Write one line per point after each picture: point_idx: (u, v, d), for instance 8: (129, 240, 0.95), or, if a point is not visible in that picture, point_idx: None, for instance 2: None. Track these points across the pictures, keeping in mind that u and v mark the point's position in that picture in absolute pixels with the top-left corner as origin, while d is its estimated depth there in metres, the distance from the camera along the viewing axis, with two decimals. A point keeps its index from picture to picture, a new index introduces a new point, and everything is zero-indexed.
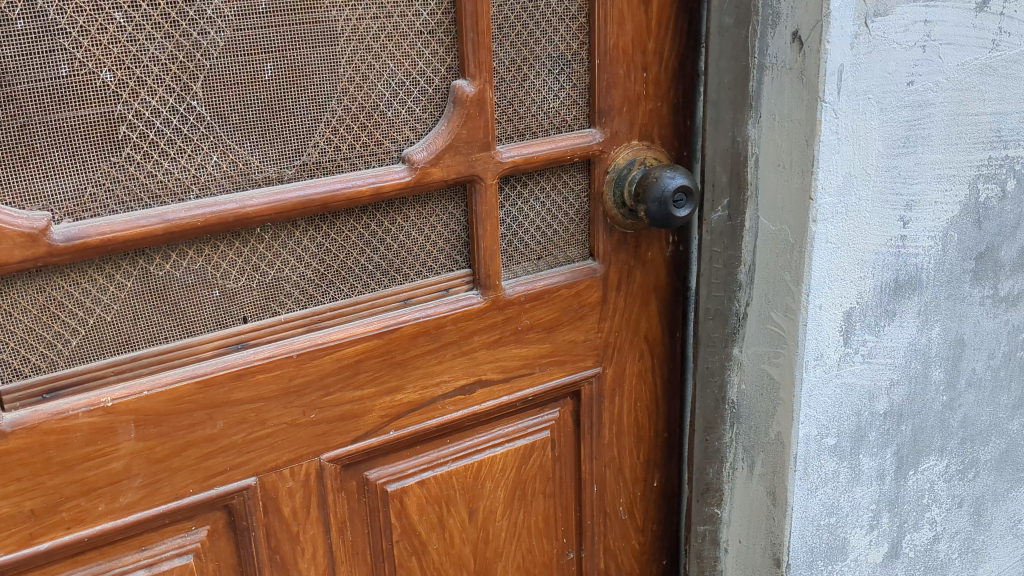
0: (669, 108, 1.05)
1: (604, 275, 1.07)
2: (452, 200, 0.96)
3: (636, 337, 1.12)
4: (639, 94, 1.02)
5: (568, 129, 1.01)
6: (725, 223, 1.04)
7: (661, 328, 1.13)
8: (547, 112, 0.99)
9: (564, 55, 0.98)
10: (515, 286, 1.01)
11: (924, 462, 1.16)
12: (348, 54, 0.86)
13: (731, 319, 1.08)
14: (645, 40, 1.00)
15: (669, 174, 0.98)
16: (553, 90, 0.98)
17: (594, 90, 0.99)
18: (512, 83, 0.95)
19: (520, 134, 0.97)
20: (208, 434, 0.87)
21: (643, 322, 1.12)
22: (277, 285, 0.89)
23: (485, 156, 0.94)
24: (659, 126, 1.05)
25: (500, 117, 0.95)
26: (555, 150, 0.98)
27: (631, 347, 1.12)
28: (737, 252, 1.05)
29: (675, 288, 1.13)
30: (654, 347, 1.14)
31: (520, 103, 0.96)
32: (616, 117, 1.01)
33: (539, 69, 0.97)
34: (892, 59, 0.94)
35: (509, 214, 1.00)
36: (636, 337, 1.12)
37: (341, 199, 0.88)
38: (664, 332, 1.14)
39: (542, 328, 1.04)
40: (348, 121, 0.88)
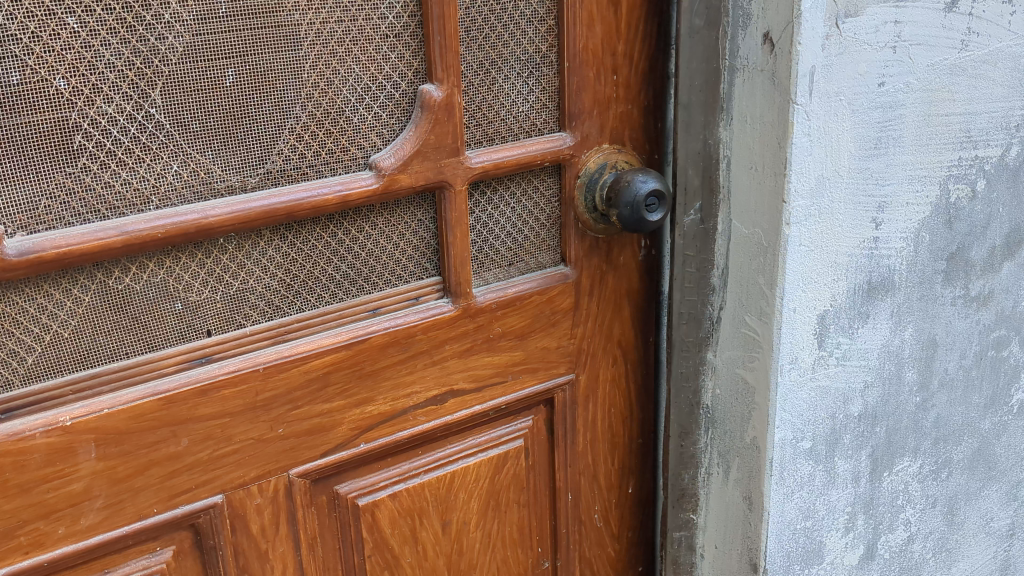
0: (640, 111, 1.03)
1: (576, 281, 1.05)
2: (419, 207, 0.94)
3: (609, 342, 1.10)
4: (610, 96, 1.00)
5: (538, 133, 0.99)
6: (697, 227, 1.04)
7: (634, 333, 1.12)
8: (516, 117, 0.97)
9: (533, 58, 0.96)
10: (486, 293, 0.99)
11: (898, 463, 1.16)
12: (312, 59, 0.84)
13: (704, 323, 1.07)
14: (615, 42, 0.98)
15: (641, 178, 0.96)
16: (522, 94, 0.97)
17: (564, 93, 0.98)
18: (480, 87, 0.93)
19: (489, 139, 0.96)
20: (172, 451, 0.85)
21: (616, 328, 1.10)
22: (242, 297, 0.87)
23: (453, 162, 0.92)
24: (630, 128, 1.03)
25: (469, 121, 0.93)
26: (525, 155, 0.97)
27: (604, 353, 1.10)
28: (709, 256, 1.04)
29: (647, 293, 1.11)
30: (627, 352, 1.12)
31: (488, 107, 0.95)
32: (586, 121, 1.00)
33: (508, 72, 0.95)
34: (863, 59, 0.93)
35: (479, 221, 0.98)
36: (609, 343, 1.10)
37: (307, 208, 0.85)
38: (637, 337, 1.13)
39: (514, 335, 1.02)
40: (313, 127, 0.86)
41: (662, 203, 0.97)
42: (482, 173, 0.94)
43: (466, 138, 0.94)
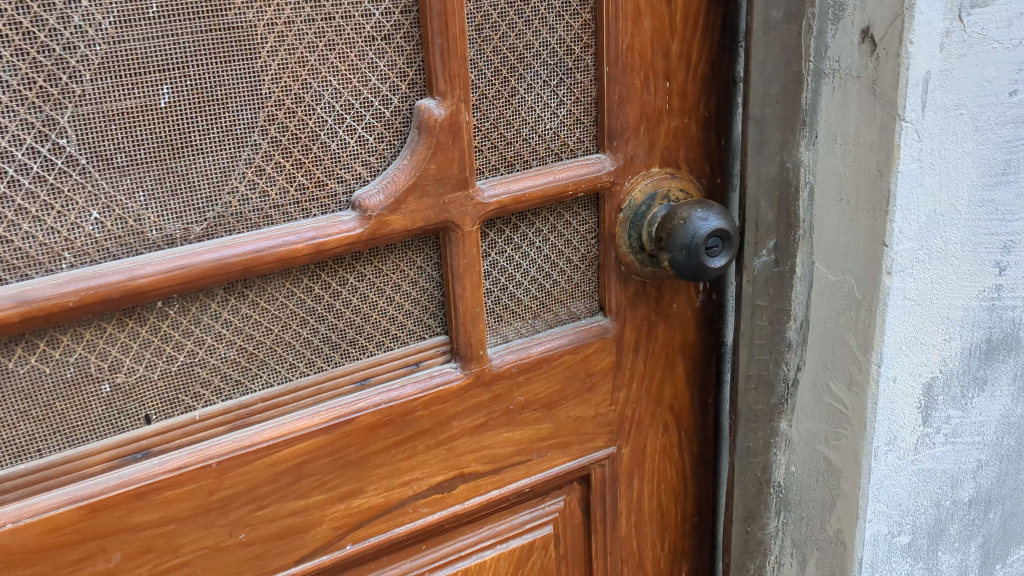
0: (699, 125, 0.82)
1: (617, 335, 0.85)
2: (418, 252, 0.75)
3: (659, 407, 0.90)
4: (661, 108, 0.80)
5: (571, 155, 0.79)
6: (770, 270, 0.82)
7: (689, 394, 0.92)
8: (542, 135, 0.77)
9: (564, 62, 0.76)
10: (504, 355, 0.80)
11: (1014, 552, 0.94)
12: (276, 70, 0.65)
13: (777, 387, 0.87)
14: (668, 40, 0.78)
15: (700, 214, 0.75)
16: (550, 106, 0.77)
17: (603, 105, 0.77)
18: (495, 99, 0.74)
19: (508, 164, 0.76)
20: (102, 570, 0.67)
21: (667, 389, 0.90)
22: (190, 372, 0.69)
23: (460, 197, 0.73)
24: (686, 147, 0.82)
25: (480, 144, 0.74)
26: (552, 185, 0.77)
27: (652, 420, 0.90)
28: (785, 305, 0.83)
29: (706, 346, 0.91)
30: (681, 417, 0.92)
31: (506, 125, 0.75)
32: (631, 138, 0.79)
33: (531, 80, 0.75)
34: (991, 62, 0.72)
35: (495, 266, 0.78)
36: (658, 408, 0.90)
37: (269, 260, 0.67)
38: (694, 399, 0.92)
39: (539, 405, 0.83)
40: (277, 158, 0.67)
41: (727, 246, 0.76)
42: (497, 209, 0.75)
43: (477, 164, 0.74)
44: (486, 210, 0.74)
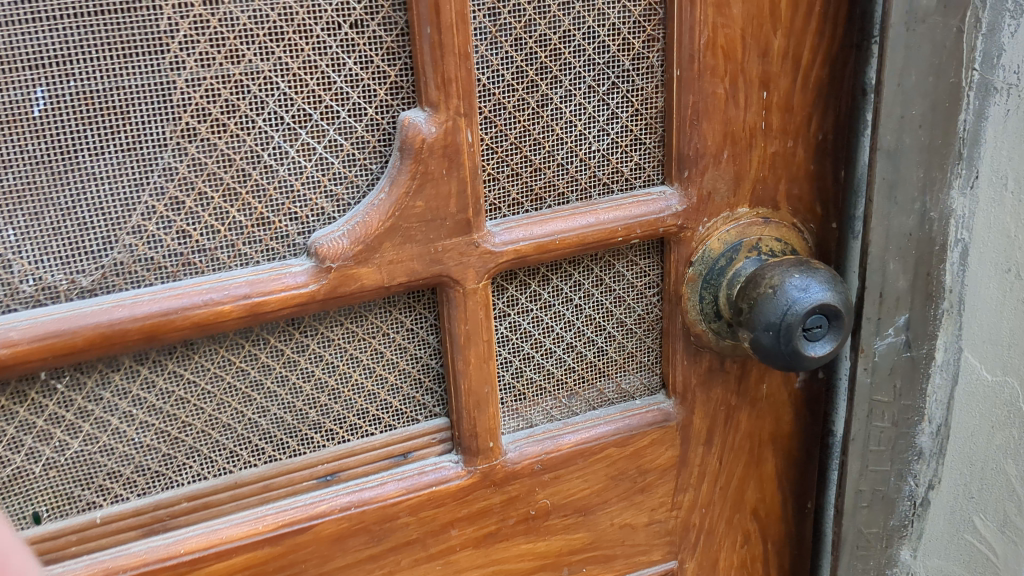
0: (808, 150, 0.60)
1: (683, 423, 0.64)
2: (406, 311, 0.56)
3: (738, 512, 0.69)
4: (753, 127, 0.58)
5: (626, 187, 0.58)
6: (899, 356, 0.59)
7: (782, 497, 0.70)
8: (585, 159, 0.56)
9: (618, 60, 0.55)
10: (525, 446, 0.61)
11: None
12: (197, 67, 0.47)
13: (899, 506, 0.64)
14: (768, 33, 0.56)
15: (797, 282, 0.53)
16: (597, 120, 0.56)
17: (671, 120, 0.57)
18: (516, 111, 0.54)
19: (533, 198, 0.56)
20: None
21: (750, 492, 0.69)
22: (91, 462, 0.51)
23: (459, 243, 0.54)
24: (788, 180, 0.61)
25: (493, 170, 0.54)
26: (595, 230, 0.56)
27: (728, 528, 0.69)
28: (916, 401, 0.61)
29: (806, 437, 0.69)
30: (768, 526, 0.71)
31: (532, 145, 0.55)
32: (710, 168, 0.58)
33: (571, 84, 0.54)
34: None
35: (514, 331, 0.59)
36: (737, 514, 0.69)
37: (183, 324, 0.49)
38: (787, 504, 0.71)
39: (572, 510, 0.63)
40: (201, 185, 0.49)
41: (834, 329, 0.54)
42: (514, 260, 0.55)
43: (488, 198, 0.55)
44: (498, 260, 0.55)
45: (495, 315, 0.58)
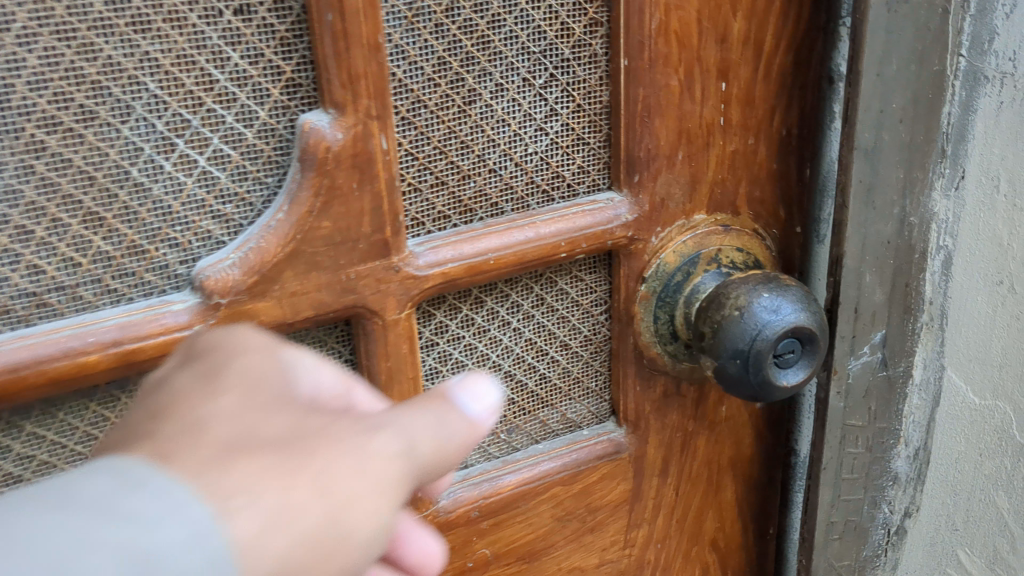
0: (770, 147, 0.53)
1: (637, 454, 0.57)
2: (315, 347, 0.48)
3: (696, 545, 0.63)
4: (711, 122, 0.51)
5: (568, 194, 0.51)
6: (875, 375, 0.53)
7: (743, 525, 0.64)
8: (521, 163, 0.49)
9: (557, 47, 0.47)
10: (459, 492, 0.52)
11: None
12: (40, 62, 0.37)
13: (873, 536, 0.58)
14: (727, 15, 0.49)
15: (766, 301, 0.46)
16: (533, 118, 0.48)
17: (618, 117, 0.49)
18: (439, 109, 0.46)
19: (462, 210, 0.48)
20: None
21: (709, 521, 0.62)
22: None
23: (374, 268, 0.46)
24: (749, 181, 0.54)
25: (414, 179, 0.46)
26: (534, 244, 0.49)
27: (685, 561, 0.63)
28: (891, 423, 0.55)
29: (767, 460, 0.63)
30: (729, 556, 0.64)
31: (459, 148, 0.47)
32: (664, 171, 0.51)
33: (502, 76, 0.47)
34: None
35: (445, 362, 0.51)
36: (695, 546, 0.63)
37: (37, 381, 0.40)
38: (748, 533, 0.64)
39: (515, 557, 0.56)
40: (54, 210, 0.39)
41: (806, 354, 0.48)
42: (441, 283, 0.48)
43: (408, 212, 0.47)
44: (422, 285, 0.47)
45: (421, 346, 0.50)
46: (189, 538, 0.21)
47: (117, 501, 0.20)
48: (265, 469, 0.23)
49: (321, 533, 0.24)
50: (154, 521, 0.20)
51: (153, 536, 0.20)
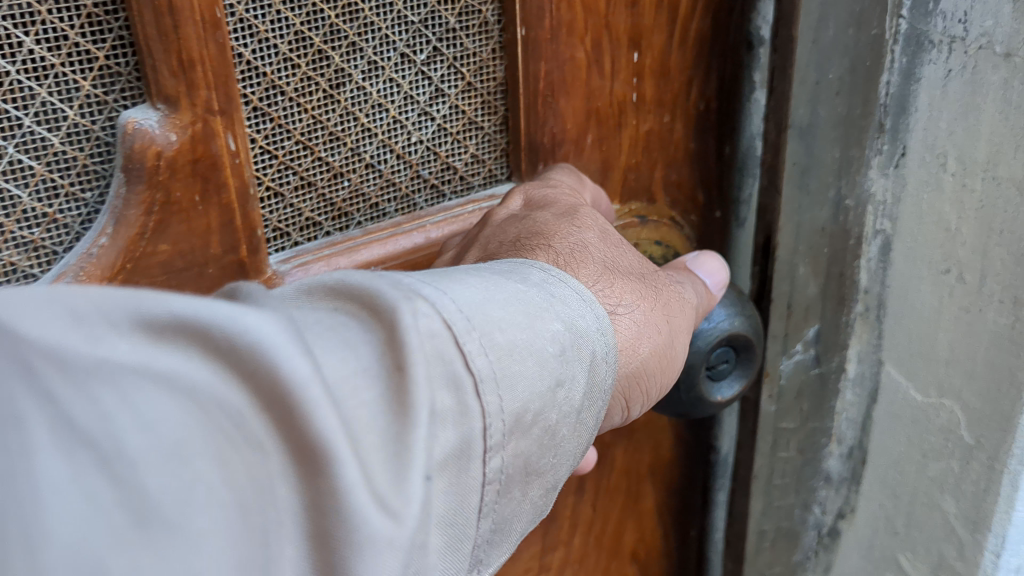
0: (687, 125, 0.48)
1: None
2: None
3: (614, 559, 0.57)
4: (622, 98, 0.45)
5: (461, 188, 0.44)
6: (808, 374, 0.48)
7: (661, 533, 0.59)
8: (403, 155, 0.41)
9: (441, 15, 0.39)
10: None
11: None
12: None
13: (804, 540, 0.54)
14: None
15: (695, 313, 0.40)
16: (415, 100, 0.40)
17: (516, 97, 0.42)
18: (300, 96, 0.37)
19: (335, 215, 0.40)
20: None
21: (628, 533, 0.57)
22: None
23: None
24: (664, 163, 0.48)
25: (273, 182, 0.38)
26: (425, 250, 0.42)
27: None
28: (824, 422, 0.50)
29: (688, 461, 0.58)
30: (648, 566, 0.60)
31: (327, 141, 0.38)
32: (571, 156, 0.45)
33: (376, 52, 0.38)
34: None
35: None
36: (613, 561, 0.57)
37: None
38: (668, 539, 0.59)
39: None
40: None
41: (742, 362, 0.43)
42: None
43: (269, 221, 0.38)
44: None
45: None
46: (533, 327, 0.26)
47: (524, 323, 0.26)
48: (489, 289, 0.26)
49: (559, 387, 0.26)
50: (473, 307, 0.25)
51: (487, 338, 0.24)
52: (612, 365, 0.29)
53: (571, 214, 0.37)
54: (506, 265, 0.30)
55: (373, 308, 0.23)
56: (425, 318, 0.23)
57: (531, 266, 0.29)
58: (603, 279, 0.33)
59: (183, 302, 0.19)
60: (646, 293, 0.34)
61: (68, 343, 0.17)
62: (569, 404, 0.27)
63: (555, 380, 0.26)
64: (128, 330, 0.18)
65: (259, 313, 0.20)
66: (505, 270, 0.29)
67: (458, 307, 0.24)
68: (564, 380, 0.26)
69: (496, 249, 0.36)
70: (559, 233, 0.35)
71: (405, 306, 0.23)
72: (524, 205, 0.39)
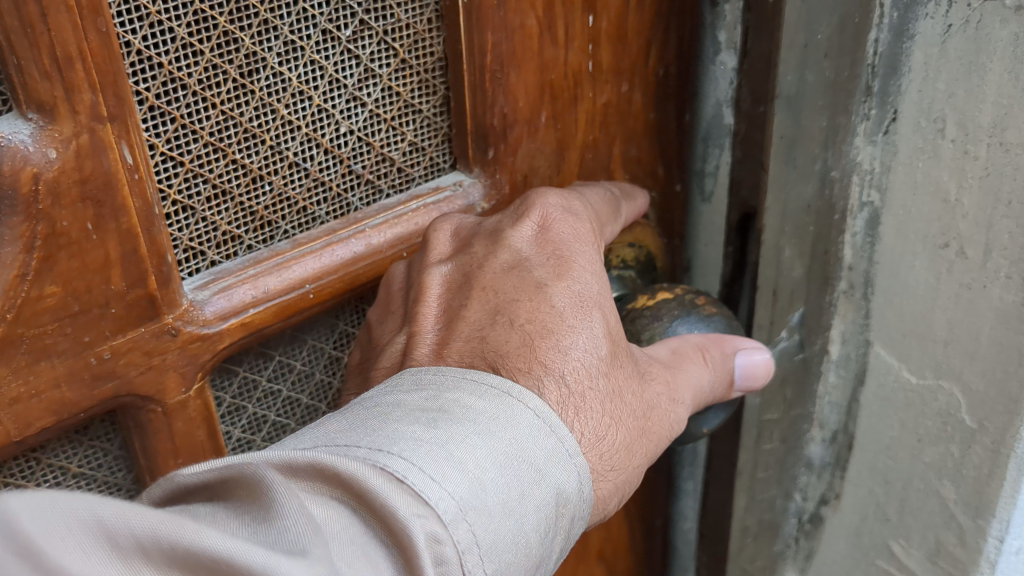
0: (644, 92, 0.43)
1: None
2: (66, 454, 0.31)
3: (582, 560, 0.52)
4: (575, 70, 0.40)
5: (400, 182, 0.37)
6: (791, 361, 0.44)
7: (629, 525, 0.54)
8: (332, 149, 0.34)
9: None
10: None
11: None
12: None
13: (784, 528, 0.51)
14: None
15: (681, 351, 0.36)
16: (342, 85, 0.33)
17: (460, 75, 0.36)
18: (205, 89, 0.30)
19: (258, 225, 0.33)
20: None
21: (595, 532, 0.52)
22: None
23: (138, 338, 0.30)
24: (624, 138, 0.43)
25: (180, 195, 0.31)
26: (369, 261, 0.36)
27: None
28: (807, 408, 0.46)
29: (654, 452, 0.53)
30: (618, 564, 0.55)
31: (243, 141, 0.31)
32: (525, 138, 0.39)
33: (293, 30, 0.31)
34: None
35: (258, 429, 0.37)
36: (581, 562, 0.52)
37: None
38: (634, 530, 0.55)
39: None
40: None
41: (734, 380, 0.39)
42: (249, 335, 0.33)
43: (179, 241, 0.31)
44: (216, 345, 0.32)
45: (221, 416, 0.35)
46: (521, 523, 0.26)
47: (517, 511, 0.26)
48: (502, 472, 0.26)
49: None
50: (475, 510, 0.25)
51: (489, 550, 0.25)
52: (585, 518, 0.30)
53: (584, 292, 0.32)
54: (481, 408, 0.28)
55: (392, 532, 0.23)
56: (436, 542, 0.24)
57: (512, 404, 0.28)
58: (594, 424, 0.30)
59: (220, 539, 0.19)
60: (634, 424, 0.31)
61: (156, 532, 0.19)
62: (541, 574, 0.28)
63: (538, 560, 0.27)
64: (160, 568, 0.19)
65: (288, 558, 0.20)
66: (489, 419, 0.27)
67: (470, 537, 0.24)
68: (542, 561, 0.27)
69: (489, 332, 0.32)
70: (567, 341, 0.31)
71: (416, 535, 0.23)
72: (536, 236, 0.34)
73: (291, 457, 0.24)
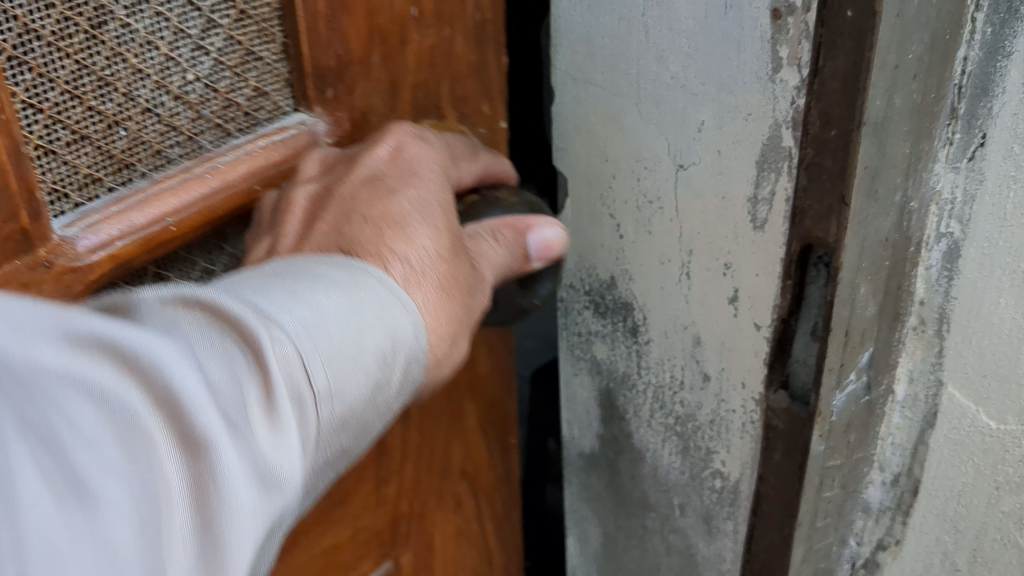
0: (471, 36, 0.42)
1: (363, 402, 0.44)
2: None
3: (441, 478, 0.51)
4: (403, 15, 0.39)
5: (248, 125, 0.35)
6: (857, 403, 0.41)
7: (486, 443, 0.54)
8: (182, 97, 0.32)
9: None
10: None
11: None
12: None
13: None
14: None
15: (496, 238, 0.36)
16: (188, 35, 0.31)
17: (294, 20, 0.35)
18: (59, 41, 0.28)
19: (117, 168, 0.31)
20: None
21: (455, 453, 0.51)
22: None
23: (13, 270, 0.29)
24: (450, 80, 0.42)
25: (46, 139, 0.29)
26: (220, 186, 0.34)
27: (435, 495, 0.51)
28: (868, 451, 0.43)
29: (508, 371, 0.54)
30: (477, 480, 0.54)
31: (93, 87, 0.29)
32: (358, 81, 0.38)
33: None
34: None
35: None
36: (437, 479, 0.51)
37: None
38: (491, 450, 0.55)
39: None
40: None
41: None
42: (119, 268, 0.32)
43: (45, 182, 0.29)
44: (87, 278, 0.31)
45: None
46: (362, 345, 0.27)
47: (355, 330, 0.27)
48: (344, 304, 0.27)
49: (377, 389, 0.28)
50: (315, 327, 0.26)
51: (331, 368, 0.26)
52: (422, 361, 0.30)
53: (425, 199, 0.33)
54: (332, 275, 0.28)
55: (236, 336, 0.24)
56: (278, 346, 0.24)
57: (358, 272, 0.29)
58: (433, 296, 0.30)
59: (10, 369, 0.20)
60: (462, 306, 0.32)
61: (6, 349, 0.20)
62: (392, 397, 0.29)
63: (379, 375, 0.28)
64: None
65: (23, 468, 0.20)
66: (331, 279, 0.28)
67: (293, 340, 0.25)
68: (379, 386, 0.28)
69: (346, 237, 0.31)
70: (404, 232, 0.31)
71: (251, 329, 0.24)
72: (389, 158, 0.34)
73: (184, 294, 0.25)
